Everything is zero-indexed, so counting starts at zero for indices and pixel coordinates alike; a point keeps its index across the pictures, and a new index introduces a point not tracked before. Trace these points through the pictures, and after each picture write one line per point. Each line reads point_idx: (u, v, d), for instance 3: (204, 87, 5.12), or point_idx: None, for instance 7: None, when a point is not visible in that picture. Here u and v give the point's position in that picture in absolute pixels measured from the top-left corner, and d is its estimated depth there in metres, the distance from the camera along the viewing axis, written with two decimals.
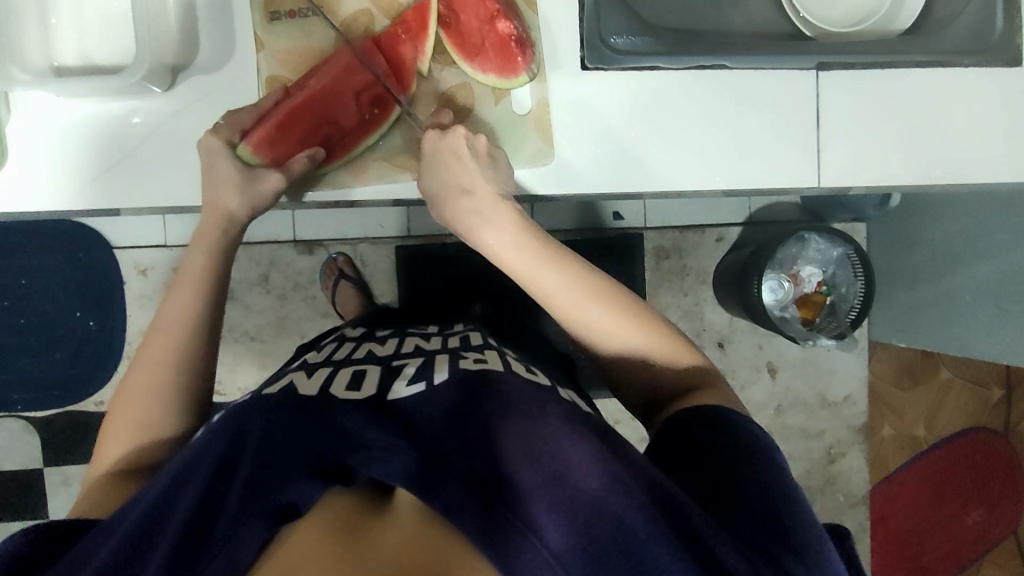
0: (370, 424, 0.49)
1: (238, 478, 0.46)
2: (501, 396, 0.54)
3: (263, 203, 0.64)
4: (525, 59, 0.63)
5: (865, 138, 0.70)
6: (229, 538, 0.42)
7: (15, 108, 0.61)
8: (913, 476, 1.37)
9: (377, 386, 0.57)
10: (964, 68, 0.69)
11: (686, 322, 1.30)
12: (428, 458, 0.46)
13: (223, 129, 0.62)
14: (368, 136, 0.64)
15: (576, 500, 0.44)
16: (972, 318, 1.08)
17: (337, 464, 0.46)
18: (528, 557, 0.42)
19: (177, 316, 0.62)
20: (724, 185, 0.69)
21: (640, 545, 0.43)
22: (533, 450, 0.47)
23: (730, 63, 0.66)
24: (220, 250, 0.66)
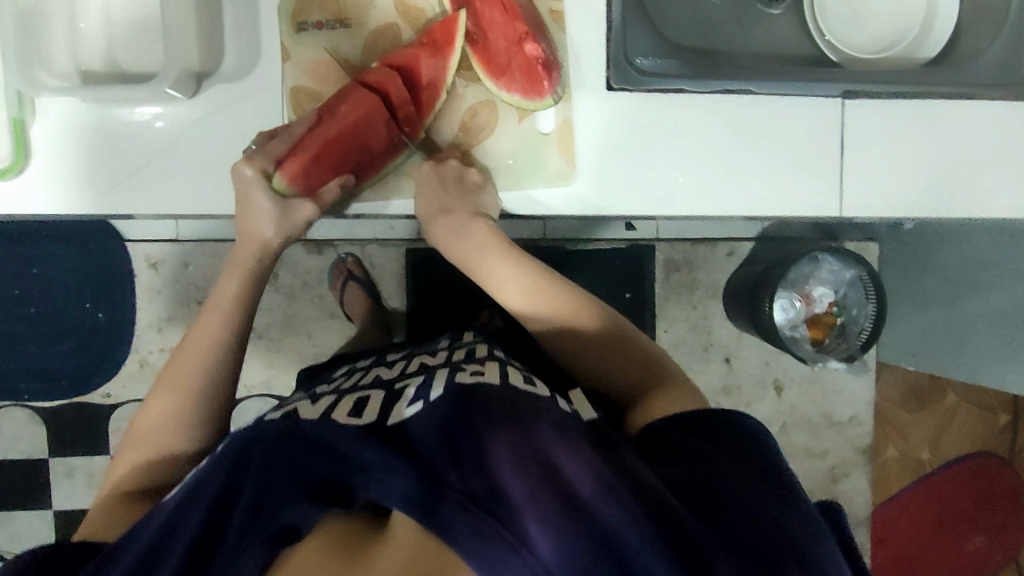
0: (368, 444, 0.49)
1: (241, 503, 0.48)
2: (498, 408, 0.53)
3: (297, 229, 0.67)
4: (551, 81, 0.63)
5: (887, 168, 0.69)
6: (231, 560, 0.44)
7: (39, 109, 0.61)
8: (916, 500, 1.37)
9: (380, 408, 0.58)
10: (990, 103, 0.69)
11: (694, 336, 1.30)
12: (423, 479, 0.45)
13: (258, 158, 0.61)
14: (396, 156, 0.65)
15: (573, 509, 0.43)
16: (983, 346, 1.08)
17: (337, 486, 0.47)
18: (520, 565, 0.40)
19: (199, 336, 0.64)
20: (744, 209, 0.68)
21: (636, 551, 0.42)
22: (526, 460, 0.46)
23: (755, 87, 0.66)
24: (252, 271, 0.67)
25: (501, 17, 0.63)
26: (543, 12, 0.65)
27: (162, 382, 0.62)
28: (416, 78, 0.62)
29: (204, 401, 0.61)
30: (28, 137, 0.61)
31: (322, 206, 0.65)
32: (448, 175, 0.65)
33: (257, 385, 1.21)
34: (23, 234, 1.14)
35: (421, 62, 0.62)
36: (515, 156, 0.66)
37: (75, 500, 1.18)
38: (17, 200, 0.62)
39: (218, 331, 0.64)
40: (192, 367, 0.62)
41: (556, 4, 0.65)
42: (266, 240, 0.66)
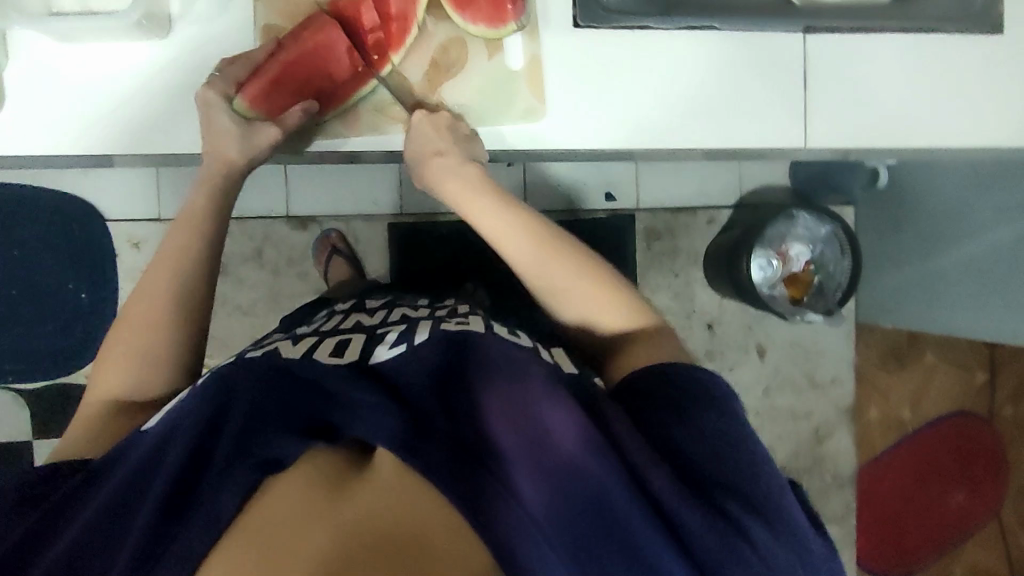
0: (358, 386, 0.49)
1: (228, 434, 0.48)
2: (487, 358, 0.54)
3: (260, 154, 0.66)
4: (515, 9, 0.63)
5: (851, 102, 0.71)
6: (216, 490, 0.44)
7: (12, 50, 0.62)
8: (898, 459, 1.39)
9: (360, 351, 0.59)
10: (947, 35, 0.71)
11: (676, 303, 1.31)
12: (411, 422, 0.46)
13: (218, 82, 0.62)
14: (361, 86, 0.65)
15: (556, 464, 0.46)
16: (957, 297, 1.10)
17: (321, 423, 0.47)
18: (507, 512, 0.43)
19: (168, 256, 0.64)
20: (714, 142, 0.70)
21: (615, 507, 0.45)
22: (515, 414, 0.49)
23: (720, 24, 0.68)
24: (222, 202, 0.68)
25: None
26: None
27: (133, 301, 0.62)
28: (384, 9, 0.64)
29: (181, 315, 0.62)
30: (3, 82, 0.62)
31: (283, 129, 0.65)
32: (441, 126, 0.65)
33: None
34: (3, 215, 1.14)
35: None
36: (486, 92, 0.67)
37: None
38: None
39: (192, 253, 0.64)
40: (163, 284, 0.62)
41: None
42: (231, 161, 0.66)
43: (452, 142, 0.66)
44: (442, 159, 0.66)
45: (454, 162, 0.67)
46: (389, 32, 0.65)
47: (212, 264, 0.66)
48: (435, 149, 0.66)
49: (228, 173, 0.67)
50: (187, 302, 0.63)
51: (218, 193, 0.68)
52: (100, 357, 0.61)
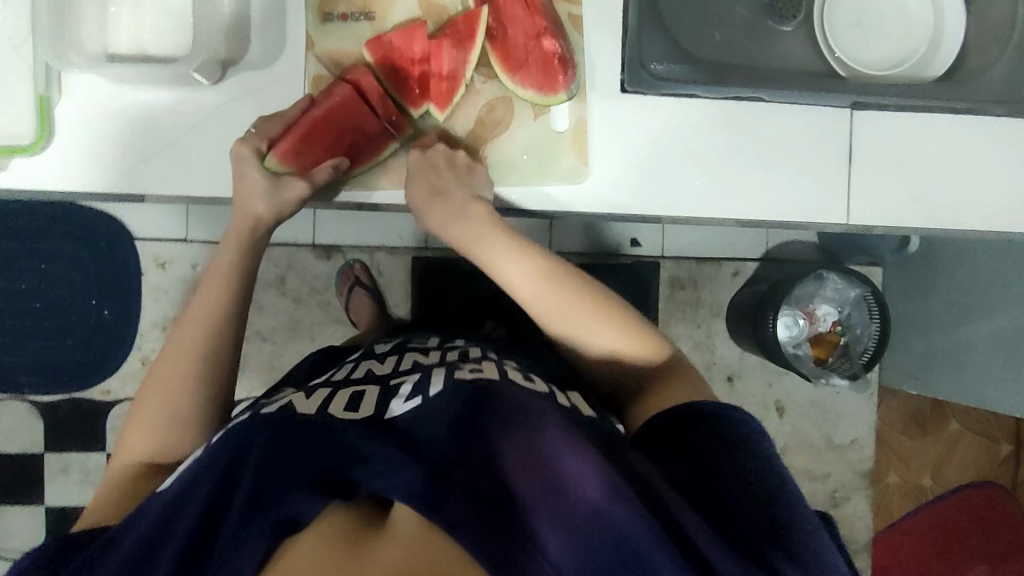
0: (372, 438, 0.49)
1: (242, 489, 0.47)
2: (502, 404, 0.53)
3: (288, 208, 0.66)
4: (566, 77, 0.64)
5: (891, 179, 0.70)
6: (231, 551, 0.43)
7: (66, 88, 0.62)
8: (916, 527, 1.35)
9: (375, 405, 0.56)
10: (993, 117, 0.70)
11: (697, 354, 1.30)
12: (431, 472, 0.45)
13: (252, 137, 0.63)
14: (390, 142, 0.66)
15: (578, 513, 0.45)
16: (987, 371, 1.08)
17: (338, 478, 0.47)
18: (531, 566, 0.42)
19: (201, 315, 0.64)
20: (751, 213, 0.69)
21: (645, 557, 0.43)
22: (535, 461, 0.48)
23: (768, 94, 0.67)
24: (253, 248, 0.68)
25: (521, 11, 0.64)
26: (562, 15, 0.67)
27: (163, 363, 0.62)
28: (434, 68, 0.65)
29: (209, 377, 0.62)
30: (52, 115, 0.62)
31: (311, 184, 0.65)
32: (456, 163, 0.64)
33: (260, 387, 1.21)
34: (34, 228, 1.15)
35: (442, 51, 0.65)
36: (529, 152, 0.66)
37: (69, 498, 1.17)
38: (39, 182, 0.63)
39: (220, 312, 0.64)
40: (196, 345, 0.62)
41: (574, 8, 0.67)
42: (259, 217, 0.66)
43: (455, 180, 0.64)
44: (443, 200, 0.65)
45: (455, 204, 0.65)
46: (436, 90, 0.66)
47: (239, 323, 0.66)
48: (437, 188, 0.65)
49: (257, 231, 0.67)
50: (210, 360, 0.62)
51: (248, 252, 0.68)
52: (128, 421, 0.61)
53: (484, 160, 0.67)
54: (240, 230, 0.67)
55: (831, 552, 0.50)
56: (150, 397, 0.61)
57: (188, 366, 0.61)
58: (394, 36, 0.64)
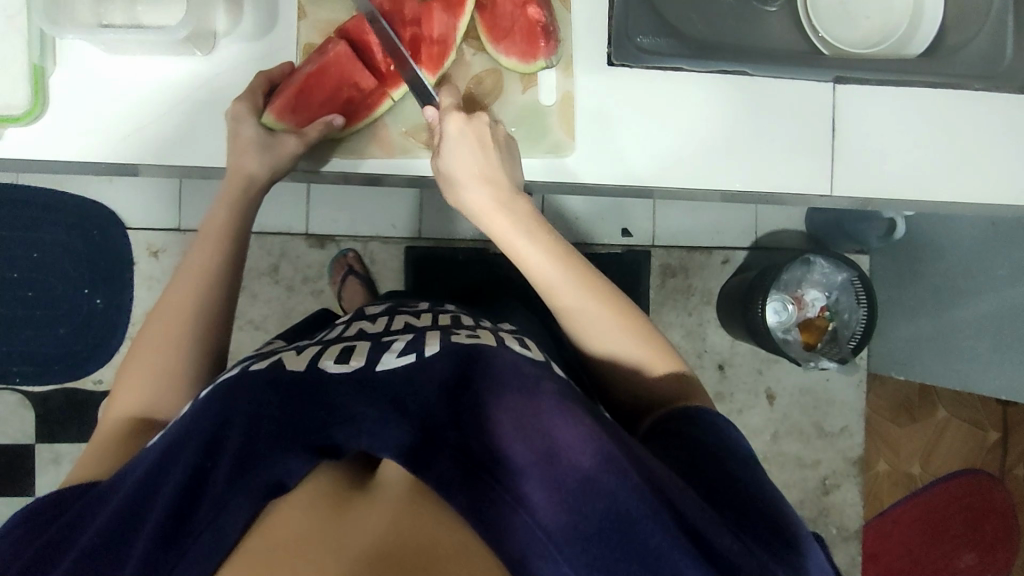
0: (360, 399, 0.48)
1: (228, 453, 0.46)
2: (496, 366, 0.52)
3: (284, 164, 0.65)
4: (548, 46, 0.66)
5: (874, 152, 0.72)
6: (217, 512, 0.43)
7: (60, 60, 0.63)
8: (908, 513, 1.36)
9: (366, 357, 0.55)
10: (973, 91, 0.72)
11: (687, 343, 1.31)
12: (422, 435, 0.46)
13: (247, 96, 0.64)
14: (383, 102, 0.66)
15: (570, 480, 0.45)
16: (975, 355, 1.09)
17: (327, 442, 0.46)
18: (519, 525, 0.43)
19: (192, 273, 0.64)
20: (738, 185, 0.71)
21: (633, 525, 0.44)
22: (529, 425, 0.47)
23: (751, 70, 0.69)
24: (246, 211, 0.68)
25: None
26: None
27: (156, 318, 0.63)
28: (426, 31, 0.66)
29: (200, 332, 0.62)
30: (47, 85, 0.63)
31: (304, 140, 0.65)
32: (489, 141, 0.63)
33: None
34: (27, 217, 1.15)
35: (433, 15, 0.66)
36: (517, 124, 0.67)
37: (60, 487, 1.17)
38: (33, 153, 0.64)
39: (211, 268, 0.65)
40: (186, 300, 0.63)
41: None
42: (251, 173, 0.65)
43: (501, 158, 0.64)
44: (492, 182, 0.63)
45: (501, 185, 0.64)
46: (427, 54, 0.66)
47: (230, 282, 0.66)
48: (485, 169, 0.63)
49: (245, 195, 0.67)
50: (208, 311, 0.63)
51: (242, 210, 0.68)
52: (121, 379, 0.61)
53: None
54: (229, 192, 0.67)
55: (812, 538, 0.52)
56: (143, 350, 0.61)
57: (181, 323, 0.62)
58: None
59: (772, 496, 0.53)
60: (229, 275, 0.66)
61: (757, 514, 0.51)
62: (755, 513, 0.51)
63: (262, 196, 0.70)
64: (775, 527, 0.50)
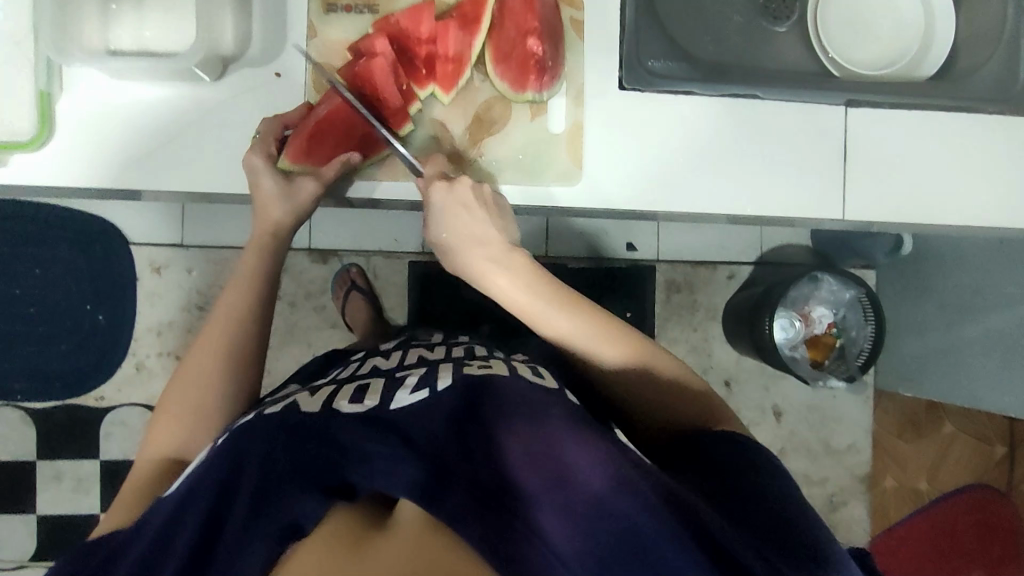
0: (371, 436, 0.45)
1: (242, 495, 0.44)
2: (504, 395, 0.51)
3: (304, 210, 0.67)
4: (539, 81, 0.66)
5: (885, 174, 0.71)
6: (234, 558, 0.40)
7: (67, 86, 0.63)
8: (913, 531, 1.33)
9: (380, 395, 0.54)
10: (984, 115, 0.72)
11: (693, 358, 1.30)
12: (431, 468, 0.42)
13: (261, 144, 0.64)
14: (405, 123, 0.66)
15: (582, 505, 0.42)
16: (981, 372, 1.08)
17: (340, 481, 0.43)
18: (535, 555, 0.39)
19: (225, 315, 0.65)
20: (749, 210, 0.70)
21: (652, 548, 0.41)
22: (540, 454, 0.45)
23: (761, 93, 0.69)
24: (272, 252, 0.69)
25: (519, 5, 0.66)
26: (564, 18, 0.68)
27: (192, 359, 0.63)
28: (441, 50, 0.66)
29: (233, 373, 0.62)
30: (52, 112, 0.62)
31: (322, 182, 0.65)
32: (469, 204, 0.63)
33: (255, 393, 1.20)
34: (29, 233, 1.14)
35: (449, 33, 0.66)
36: (525, 152, 0.67)
37: (61, 506, 1.15)
38: (38, 178, 0.63)
39: (242, 312, 0.65)
40: (221, 342, 0.63)
41: (576, 13, 0.68)
42: (277, 223, 0.67)
43: (488, 221, 0.64)
44: (486, 248, 0.64)
45: (496, 249, 0.64)
46: (442, 72, 0.67)
47: (262, 322, 0.67)
48: (476, 236, 0.64)
49: (276, 236, 0.69)
50: (240, 352, 0.63)
51: (270, 257, 0.69)
52: (156, 418, 0.60)
53: (478, 157, 0.67)
54: (260, 235, 0.69)
55: (843, 558, 0.47)
56: (177, 390, 0.61)
57: (214, 364, 0.62)
58: (401, 16, 0.66)
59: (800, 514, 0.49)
60: (259, 324, 0.67)
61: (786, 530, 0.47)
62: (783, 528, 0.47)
63: (292, 237, 0.71)
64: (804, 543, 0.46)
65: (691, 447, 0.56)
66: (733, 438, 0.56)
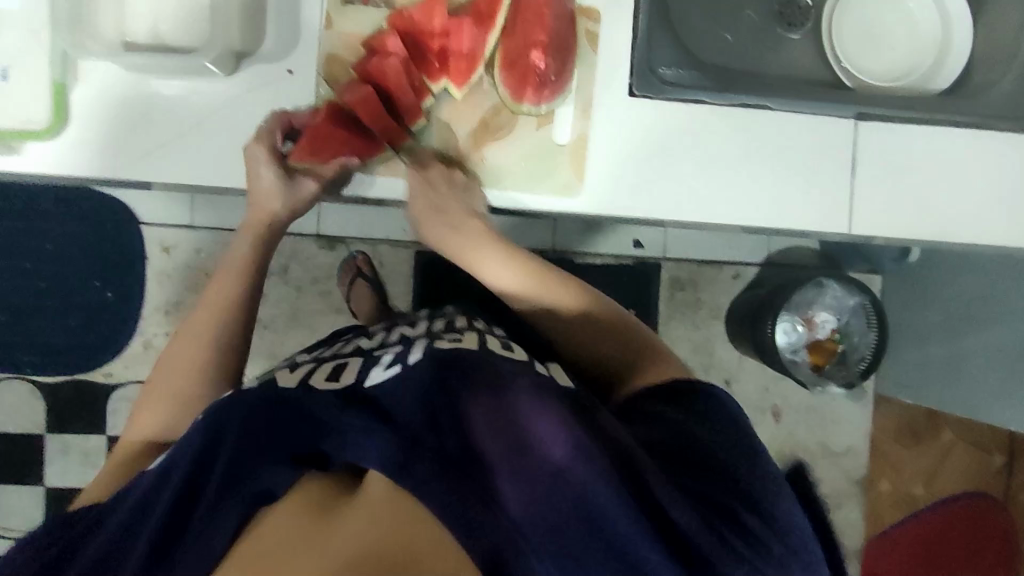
0: (347, 410, 0.46)
1: (219, 469, 0.45)
2: (479, 371, 0.50)
3: (302, 204, 0.71)
4: (540, 96, 0.65)
5: (892, 189, 0.71)
6: (208, 523, 0.42)
7: (81, 73, 0.63)
8: (908, 535, 1.35)
9: (357, 374, 0.54)
10: (997, 133, 0.71)
11: (695, 356, 1.30)
12: (401, 438, 0.42)
13: (266, 136, 0.65)
14: (417, 119, 0.66)
15: (541, 472, 0.41)
16: (983, 384, 1.07)
17: (312, 450, 0.44)
18: (488, 518, 0.38)
19: (215, 303, 0.67)
20: (753, 220, 0.71)
21: (606, 514, 0.39)
22: (503, 421, 0.44)
23: (771, 103, 0.68)
24: (266, 244, 0.71)
25: (531, 15, 0.66)
26: (579, 29, 0.68)
27: (179, 343, 0.65)
28: (454, 46, 0.66)
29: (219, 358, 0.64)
30: (68, 99, 0.63)
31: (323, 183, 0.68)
32: (435, 181, 0.66)
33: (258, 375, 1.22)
34: (41, 209, 1.15)
35: (463, 30, 0.66)
36: (528, 160, 0.67)
37: (67, 478, 1.18)
38: (51, 163, 0.64)
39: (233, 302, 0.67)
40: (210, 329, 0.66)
41: (593, 26, 0.68)
42: (274, 214, 0.69)
43: (450, 193, 0.66)
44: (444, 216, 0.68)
45: (455, 219, 0.68)
46: (455, 68, 0.66)
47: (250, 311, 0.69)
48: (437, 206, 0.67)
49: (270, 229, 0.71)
50: (228, 339, 0.66)
51: (264, 248, 0.71)
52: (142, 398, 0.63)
53: (482, 162, 0.67)
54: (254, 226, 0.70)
55: (807, 533, 0.45)
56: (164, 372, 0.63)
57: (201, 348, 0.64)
58: (414, 11, 0.65)
59: (765, 479, 0.47)
60: (247, 314, 0.68)
61: (751, 504, 0.45)
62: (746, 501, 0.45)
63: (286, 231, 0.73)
64: (767, 520, 0.44)
65: (661, 403, 0.55)
66: (712, 400, 0.54)
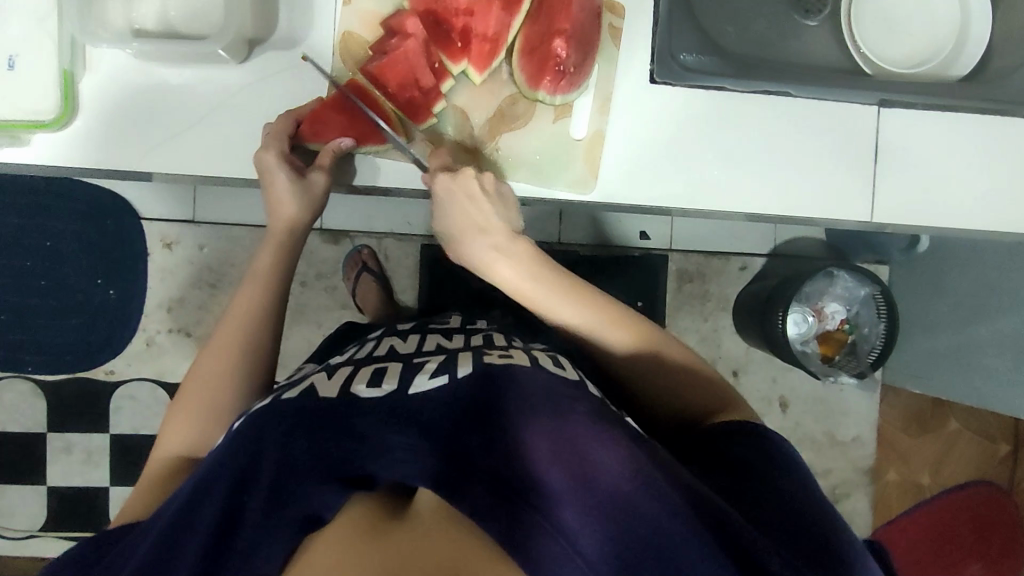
0: (392, 429, 0.45)
1: (261, 486, 0.43)
2: (523, 388, 0.48)
3: (320, 202, 0.67)
4: (555, 86, 0.64)
5: (913, 175, 0.70)
6: (254, 549, 0.40)
7: (89, 64, 0.62)
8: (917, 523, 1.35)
9: (398, 377, 0.52)
10: (1017, 118, 0.70)
11: (702, 347, 1.30)
12: (452, 465, 0.42)
13: (272, 142, 0.62)
14: (438, 102, 0.65)
15: (607, 503, 0.40)
16: (994, 372, 1.07)
17: (359, 473, 0.43)
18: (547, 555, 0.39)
19: (240, 310, 0.65)
20: (773, 209, 0.70)
21: (676, 549, 0.39)
22: (560, 446, 0.43)
23: (792, 90, 0.67)
24: (287, 244, 0.69)
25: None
26: (603, 25, 0.67)
27: (207, 354, 0.62)
28: (478, 26, 0.64)
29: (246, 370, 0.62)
30: (75, 90, 0.61)
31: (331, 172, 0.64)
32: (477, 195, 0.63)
33: None
34: (40, 205, 1.13)
35: (489, 12, 0.64)
36: (545, 153, 0.67)
37: (70, 478, 1.16)
38: (60, 156, 0.62)
39: (259, 306, 0.65)
40: (238, 339, 0.63)
41: (615, 21, 0.67)
42: (294, 219, 0.67)
43: (499, 211, 0.64)
44: (492, 244, 0.64)
45: (504, 242, 0.64)
46: (478, 50, 0.65)
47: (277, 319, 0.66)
48: (483, 226, 0.64)
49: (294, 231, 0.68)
50: (256, 349, 0.63)
51: (288, 251, 0.69)
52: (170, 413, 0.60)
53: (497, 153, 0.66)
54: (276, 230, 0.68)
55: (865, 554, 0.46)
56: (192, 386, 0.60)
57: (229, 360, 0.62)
58: None
59: (821, 510, 0.47)
60: (274, 321, 0.66)
61: (810, 530, 0.45)
62: (805, 527, 0.45)
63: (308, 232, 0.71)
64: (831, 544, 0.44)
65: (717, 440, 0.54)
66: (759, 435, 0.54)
